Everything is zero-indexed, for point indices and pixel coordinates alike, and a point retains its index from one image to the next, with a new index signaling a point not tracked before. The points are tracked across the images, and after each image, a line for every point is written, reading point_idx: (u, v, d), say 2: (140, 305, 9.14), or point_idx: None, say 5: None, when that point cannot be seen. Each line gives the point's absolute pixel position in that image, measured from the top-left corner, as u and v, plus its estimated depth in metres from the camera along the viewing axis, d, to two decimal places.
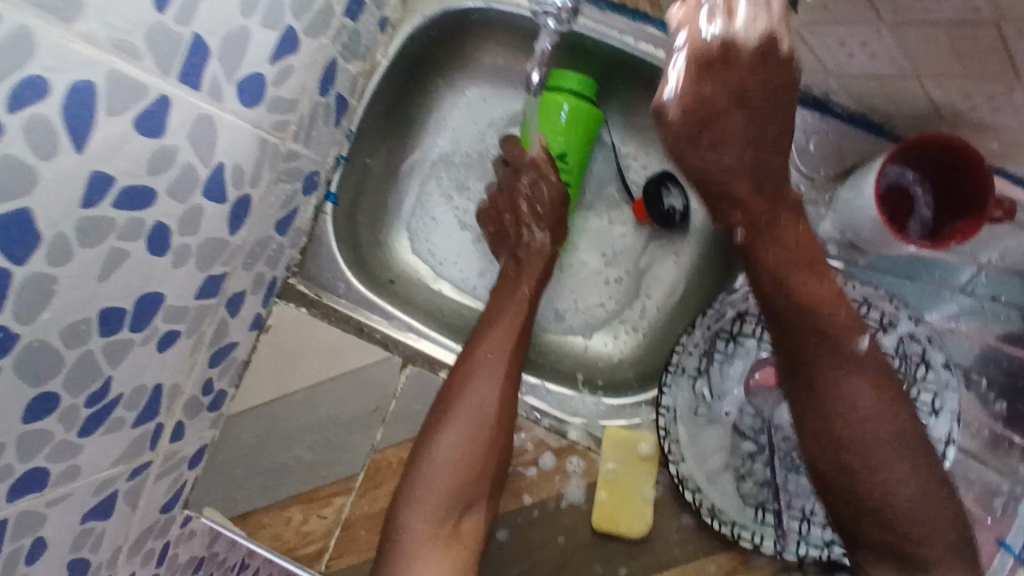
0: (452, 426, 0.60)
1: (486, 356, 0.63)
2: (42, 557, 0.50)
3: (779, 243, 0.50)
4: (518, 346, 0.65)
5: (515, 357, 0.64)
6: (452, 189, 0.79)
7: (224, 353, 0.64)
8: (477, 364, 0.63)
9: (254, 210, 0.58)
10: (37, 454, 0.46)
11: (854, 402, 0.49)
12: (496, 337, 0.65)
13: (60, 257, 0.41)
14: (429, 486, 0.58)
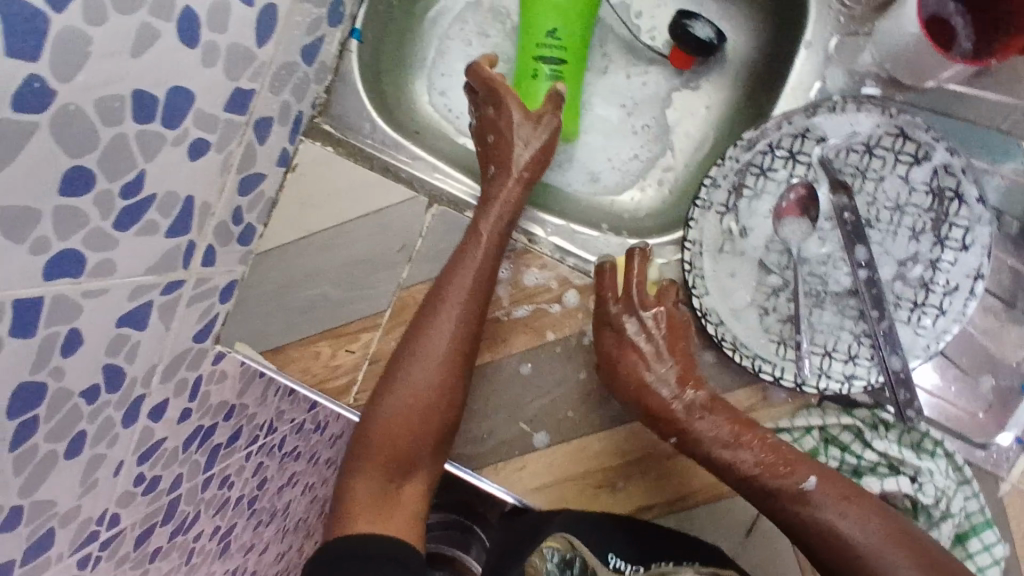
0: (393, 403, 0.61)
1: (438, 320, 0.62)
2: (79, 351, 0.53)
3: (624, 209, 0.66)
4: (470, 312, 0.62)
5: (464, 321, 0.62)
6: (477, 39, 0.79)
7: (253, 184, 0.65)
8: (429, 329, 0.62)
9: (280, 27, 0.58)
10: (74, 234, 0.47)
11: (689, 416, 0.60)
12: (447, 308, 0.62)
13: (94, 17, 0.41)
14: (372, 445, 0.61)
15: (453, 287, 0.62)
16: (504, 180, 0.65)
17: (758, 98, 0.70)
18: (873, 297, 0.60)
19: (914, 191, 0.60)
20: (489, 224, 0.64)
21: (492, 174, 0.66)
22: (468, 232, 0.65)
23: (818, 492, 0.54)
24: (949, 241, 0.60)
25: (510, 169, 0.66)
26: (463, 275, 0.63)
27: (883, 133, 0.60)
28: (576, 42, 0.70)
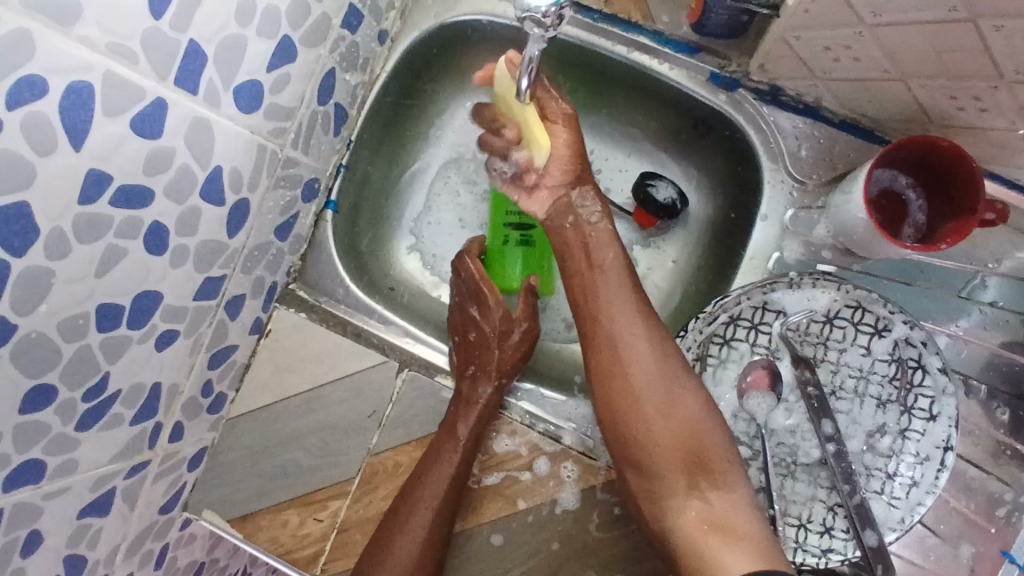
0: None
1: (406, 527, 0.62)
2: (37, 551, 0.52)
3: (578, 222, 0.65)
4: (439, 517, 0.62)
5: (433, 528, 0.62)
6: (460, 191, 0.80)
7: (225, 356, 0.66)
8: (398, 537, 0.62)
9: (252, 216, 0.60)
10: (35, 445, 0.48)
11: (639, 356, 0.59)
12: (418, 514, 0.62)
13: (57, 253, 0.43)
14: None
15: (423, 494, 0.62)
16: (484, 386, 0.66)
17: (722, 256, 0.71)
18: (843, 470, 0.58)
19: (876, 361, 0.61)
20: (467, 425, 0.65)
21: (471, 373, 0.67)
22: (443, 430, 0.65)
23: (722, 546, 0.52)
24: (915, 411, 0.59)
25: (488, 372, 0.67)
26: (435, 481, 0.63)
27: (842, 305, 0.61)
28: None
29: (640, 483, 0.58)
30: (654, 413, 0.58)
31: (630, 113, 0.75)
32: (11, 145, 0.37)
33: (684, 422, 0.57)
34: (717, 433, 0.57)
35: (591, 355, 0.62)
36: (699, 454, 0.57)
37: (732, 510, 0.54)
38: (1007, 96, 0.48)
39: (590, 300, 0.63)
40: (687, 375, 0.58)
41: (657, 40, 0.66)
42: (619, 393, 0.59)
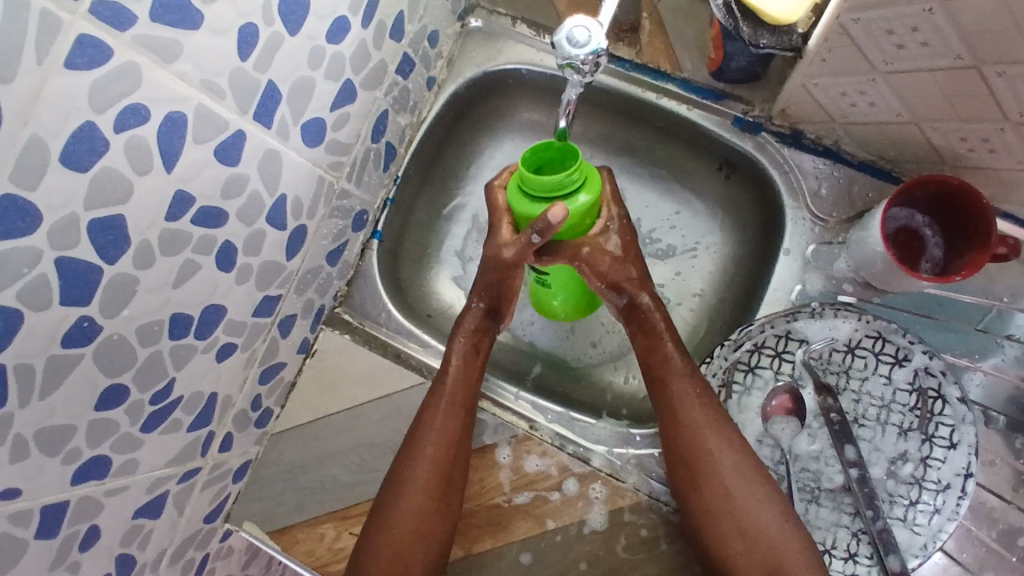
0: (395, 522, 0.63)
1: (405, 479, 0.63)
2: (94, 546, 0.56)
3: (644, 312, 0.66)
4: (436, 475, 0.63)
5: (432, 476, 0.63)
6: None
7: (273, 372, 0.70)
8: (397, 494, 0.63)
9: (308, 241, 0.65)
10: (103, 442, 0.51)
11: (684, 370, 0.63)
12: (420, 464, 0.64)
13: (142, 263, 0.47)
14: None
15: (416, 453, 0.64)
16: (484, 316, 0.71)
17: (746, 292, 0.74)
18: (865, 495, 0.60)
19: (897, 390, 0.63)
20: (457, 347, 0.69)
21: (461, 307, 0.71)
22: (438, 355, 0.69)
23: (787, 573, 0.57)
24: (937, 439, 0.61)
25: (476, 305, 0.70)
26: (425, 440, 0.64)
27: (862, 335, 0.63)
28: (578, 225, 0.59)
29: (711, 544, 0.59)
30: (744, 535, 0.58)
31: (656, 155, 0.79)
32: (115, 162, 0.42)
33: (775, 534, 0.58)
34: (798, 542, 0.57)
35: (691, 496, 0.60)
36: (759, 523, 0.58)
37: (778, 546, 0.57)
38: (1014, 137, 0.51)
39: (683, 417, 0.61)
40: (761, 475, 0.59)
41: (686, 88, 0.71)
42: (726, 532, 0.59)
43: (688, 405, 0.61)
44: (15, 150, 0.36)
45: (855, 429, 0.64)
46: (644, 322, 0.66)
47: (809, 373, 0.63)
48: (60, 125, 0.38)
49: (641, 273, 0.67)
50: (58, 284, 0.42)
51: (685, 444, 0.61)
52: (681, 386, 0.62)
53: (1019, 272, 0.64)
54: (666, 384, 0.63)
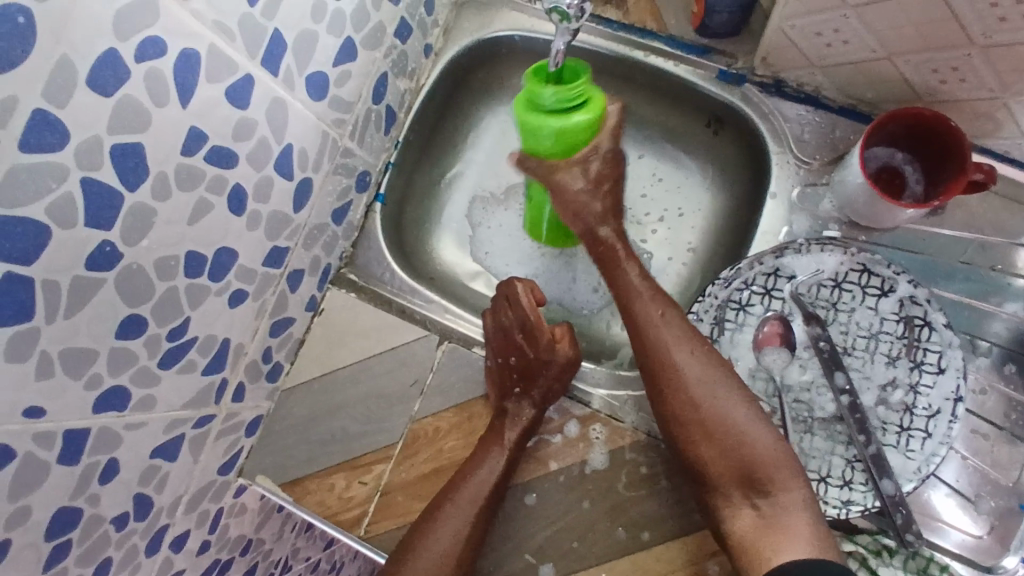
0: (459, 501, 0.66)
1: (446, 518, 0.65)
2: (114, 480, 0.58)
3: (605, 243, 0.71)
4: (481, 515, 0.65)
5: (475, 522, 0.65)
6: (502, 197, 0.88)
7: (283, 326, 0.73)
8: (431, 533, 0.65)
9: (314, 195, 0.69)
10: (123, 371, 0.54)
11: (644, 296, 0.67)
12: (457, 510, 0.65)
13: (160, 194, 0.51)
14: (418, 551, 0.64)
15: (466, 490, 0.66)
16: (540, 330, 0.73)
17: (736, 241, 0.76)
18: (857, 422, 0.62)
19: (884, 320, 0.65)
20: (519, 360, 0.73)
21: (520, 327, 0.73)
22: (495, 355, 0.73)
23: (763, 476, 0.59)
24: (925, 366, 0.63)
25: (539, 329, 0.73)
26: (479, 481, 0.66)
27: (849, 269, 0.66)
28: (567, 151, 0.66)
29: (686, 450, 0.62)
30: (711, 435, 0.61)
31: (648, 116, 0.82)
32: (135, 92, 0.46)
33: (744, 434, 0.60)
34: (767, 443, 0.60)
35: (659, 406, 0.63)
36: (728, 425, 0.61)
37: (752, 449, 0.60)
38: (980, 62, 0.54)
39: (646, 332, 0.65)
40: (726, 378, 0.62)
41: (672, 45, 0.74)
42: (696, 442, 0.61)
43: (648, 319, 0.65)
44: (49, 69, 0.40)
45: (844, 359, 0.66)
46: (608, 254, 0.71)
47: (798, 306, 0.66)
48: (88, 50, 0.42)
49: (608, 207, 0.72)
50: (83, 205, 0.45)
51: (648, 363, 0.64)
52: (643, 309, 0.66)
53: (998, 204, 0.67)
54: (630, 306, 0.67)
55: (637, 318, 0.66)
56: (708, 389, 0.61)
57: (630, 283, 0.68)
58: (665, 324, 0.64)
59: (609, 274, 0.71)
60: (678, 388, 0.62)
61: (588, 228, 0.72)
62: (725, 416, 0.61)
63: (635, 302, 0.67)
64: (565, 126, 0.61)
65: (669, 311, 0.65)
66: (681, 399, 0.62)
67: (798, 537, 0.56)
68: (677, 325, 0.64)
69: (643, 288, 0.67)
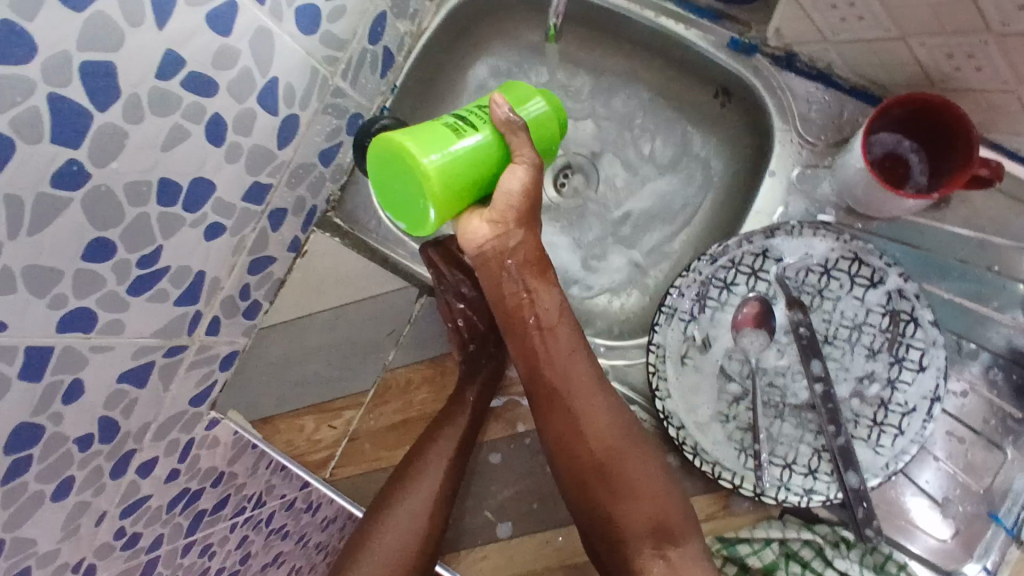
0: (438, 452, 0.68)
1: (422, 472, 0.68)
2: (78, 401, 0.58)
3: (515, 267, 0.60)
4: (454, 461, 0.68)
5: (446, 475, 0.68)
6: None
7: (263, 265, 0.72)
8: (410, 489, 0.68)
9: (301, 133, 0.67)
10: (90, 294, 0.54)
11: (570, 339, 0.63)
12: (432, 466, 0.68)
13: (132, 117, 0.49)
14: (405, 499, 0.68)
15: (436, 446, 0.68)
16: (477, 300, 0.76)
17: (731, 218, 0.75)
18: (829, 412, 0.61)
19: (870, 312, 0.64)
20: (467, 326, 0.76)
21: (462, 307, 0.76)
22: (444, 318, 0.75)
23: (677, 529, 0.61)
24: (906, 362, 0.62)
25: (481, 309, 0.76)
26: (448, 440, 0.68)
27: (839, 256, 0.64)
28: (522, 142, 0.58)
29: (600, 497, 0.62)
30: (628, 489, 0.62)
31: (657, 81, 0.79)
32: (106, 8, 0.44)
33: (659, 484, 0.62)
34: (672, 491, 0.63)
35: (571, 454, 0.62)
36: (642, 476, 0.62)
37: (664, 500, 0.62)
38: (998, 49, 0.51)
39: (567, 379, 0.62)
40: (633, 431, 0.63)
41: (683, 8, 0.71)
42: (610, 492, 0.62)
43: (567, 366, 0.62)
44: None
45: (825, 348, 0.65)
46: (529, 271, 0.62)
47: (783, 290, 0.65)
48: None
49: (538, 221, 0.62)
50: (48, 119, 0.44)
51: (569, 410, 0.62)
52: (563, 356, 0.62)
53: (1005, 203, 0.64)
54: (550, 346, 0.62)
55: (556, 363, 0.62)
56: (625, 438, 0.63)
57: (553, 322, 0.62)
58: (587, 372, 0.63)
59: (512, 300, 0.62)
60: (595, 443, 0.62)
61: (497, 245, 0.59)
62: (639, 466, 0.62)
63: (557, 344, 0.62)
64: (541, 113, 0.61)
65: (584, 354, 0.63)
66: (603, 449, 0.62)
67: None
68: (592, 370, 0.63)
69: (564, 329, 0.63)
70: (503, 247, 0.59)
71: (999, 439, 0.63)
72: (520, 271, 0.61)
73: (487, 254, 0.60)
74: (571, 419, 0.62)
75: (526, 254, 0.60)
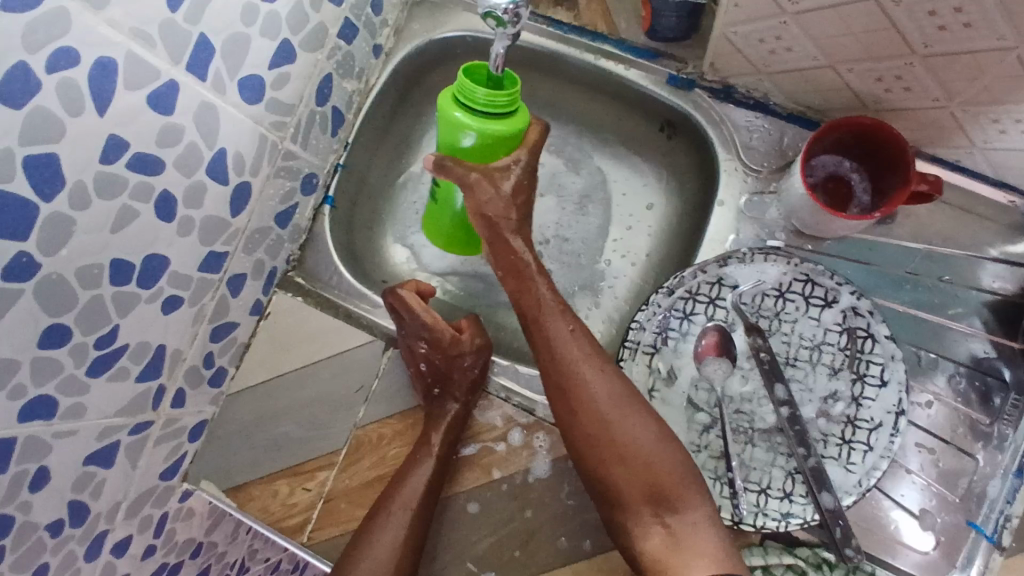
0: (402, 502, 0.66)
1: (388, 522, 0.65)
2: (44, 489, 0.57)
3: (508, 255, 0.68)
4: (421, 512, 0.66)
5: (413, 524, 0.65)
6: None
7: (226, 331, 0.72)
8: (375, 540, 0.65)
9: (254, 199, 0.68)
10: (48, 380, 0.53)
11: (557, 316, 0.65)
12: (395, 516, 0.65)
13: (79, 203, 0.50)
14: (371, 550, 0.64)
15: (402, 493, 0.66)
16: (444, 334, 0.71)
17: (685, 248, 0.76)
18: (797, 434, 0.62)
19: (827, 331, 0.65)
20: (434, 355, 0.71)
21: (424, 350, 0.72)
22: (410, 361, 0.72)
23: (676, 498, 0.59)
24: (868, 377, 0.64)
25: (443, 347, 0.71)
26: (411, 489, 0.66)
27: (792, 279, 0.66)
28: (480, 152, 0.64)
29: (596, 468, 0.61)
30: (623, 458, 0.60)
31: (605, 118, 0.81)
32: (46, 101, 0.44)
33: (654, 452, 0.60)
34: (672, 461, 0.60)
35: (565, 424, 0.62)
36: (637, 443, 0.60)
37: (662, 468, 0.59)
38: (921, 72, 0.54)
39: (556, 350, 0.64)
40: (632, 400, 0.62)
41: (623, 49, 0.73)
42: (605, 462, 0.60)
43: (556, 338, 0.64)
44: None
45: (788, 369, 0.66)
46: (517, 265, 0.68)
47: (740, 316, 0.66)
48: None
49: (521, 218, 0.68)
50: None
51: (558, 381, 0.63)
52: (551, 329, 0.65)
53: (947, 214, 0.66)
54: (541, 323, 0.65)
55: (544, 335, 0.65)
56: (617, 405, 0.61)
57: (542, 301, 0.66)
58: (577, 341, 0.64)
59: (512, 290, 0.68)
60: (586, 410, 0.61)
61: (493, 238, 0.68)
62: (634, 436, 0.60)
63: (545, 317, 0.65)
64: (486, 130, 0.61)
65: (578, 328, 0.65)
66: (593, 420, 0.61)
67: (712, 555, 0.56)
68: (584, 342, 0.64)
69: (553, 305, 0.66)
70: (495, 244, 0.68)
71: (968, 445, 0.65)
72: (513, 258, 0.68)
73: (492, 250, 0.69)
74: (558, 390, 0.63)
75: (519, 244, 0.68)
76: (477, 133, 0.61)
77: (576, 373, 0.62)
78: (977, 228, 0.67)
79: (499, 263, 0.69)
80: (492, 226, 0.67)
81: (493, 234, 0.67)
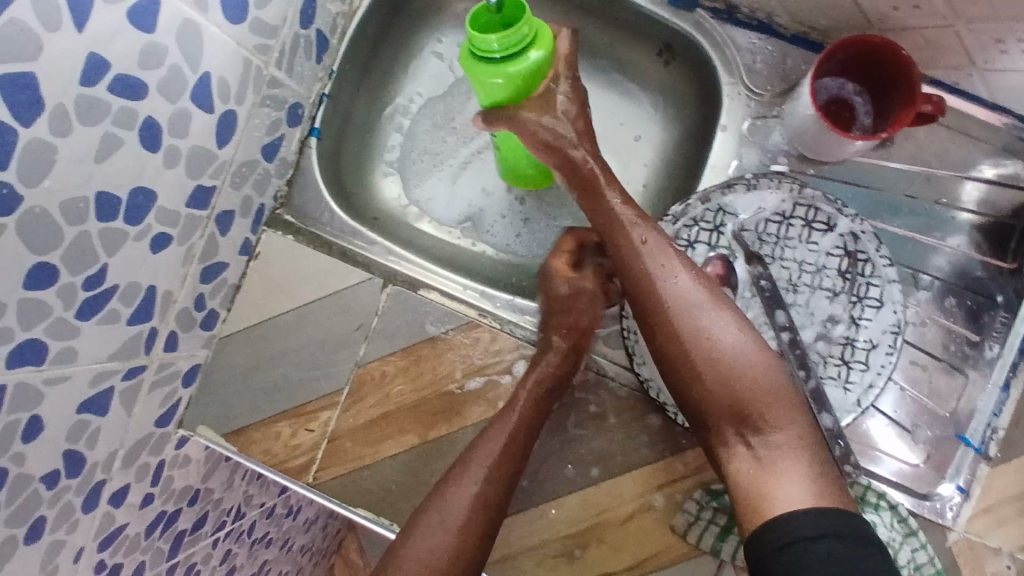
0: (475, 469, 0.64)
1: (457, 486, 0.63)
2: (39, 438, 0.54)
3: (573, 168, 0.66)
4: (504, 473, 0.64)
5: (490, 490, 0.63)
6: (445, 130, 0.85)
7: (215, 272, 0.69)
8: (439, 505, 0.62)
9: (239, 130, 0.64)
10: (37, 323, 0.50)
11: (629, 226, 0.63)
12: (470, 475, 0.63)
13: (60, 129, 0.46)
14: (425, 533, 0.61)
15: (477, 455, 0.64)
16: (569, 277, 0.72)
17: (686, 177, 0.75)
18: (798, 357, 0.64)
19: (828, 255, 0.66)
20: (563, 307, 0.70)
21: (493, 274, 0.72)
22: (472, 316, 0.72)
23: (764, 418, 0.58)
24: (867, 300, 0.65)
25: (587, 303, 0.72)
26: (490, 446, 0.65)
27: (794, 205, 0.66)
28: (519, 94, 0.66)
29: (681, 385, 0.61)
30: (705, 376, 0.59)
31: (600, 42, 0.79)
32: (20, 15, 0.41)
33: (739, 370, 0.58)
34: (760, 378, 0.58)
35: (649, 341, 0.62)
36: (718, 363, 0.59)
37: (748, 386, 0.58)
38: None
39: (627, 264, 0.62)
40: (715, 317, 0.59)
41: None
42: (691, 379, 0.60)
43: (627, 252, 0.62)
44: None
45: (789, 296, 0.67)
46: (585, 177, 0.66)
47: (740, 244, 0.67)
48: None
49: (582, 132, 0.67)
50: None
51: (632, 296, 0.62)
52: (622, 242, 0.63)
53: (944, 135, 0.67)
54: (611, 236, 0.64)
55: (614, 249, 0.63)
56: (696, 323, 0.59)
57: (612, 213, 0.64)
58: (651, 253, 0.61)
59: (585, 204, 0.66)
60: (666, 328, 0.60)
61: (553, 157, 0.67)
62: (718, 353, 0.59)
63: (618, 229, 0.63)
64: (518, 70, 0.62)
65: (657, 237, 0.62)
66: (673, 340, 0.60)
67: (797, 480, 0.55)
68: (662, 251, 0.61)
69: (630, 216, 0.63)
70: (559, 159, 0.67)
71: (959, 363, 0.67)
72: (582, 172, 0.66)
73: (562, 167, 0.67)
74: (636, 307, 0.62)
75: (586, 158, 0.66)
76: (510, 79, 0.63)
77: (648, 288, 0.61)
78: (971, 148, 0.67)
79: (565, 175, 0.67)
80: (555, 149, 0.66)
81: (555, 155, 0.66)
